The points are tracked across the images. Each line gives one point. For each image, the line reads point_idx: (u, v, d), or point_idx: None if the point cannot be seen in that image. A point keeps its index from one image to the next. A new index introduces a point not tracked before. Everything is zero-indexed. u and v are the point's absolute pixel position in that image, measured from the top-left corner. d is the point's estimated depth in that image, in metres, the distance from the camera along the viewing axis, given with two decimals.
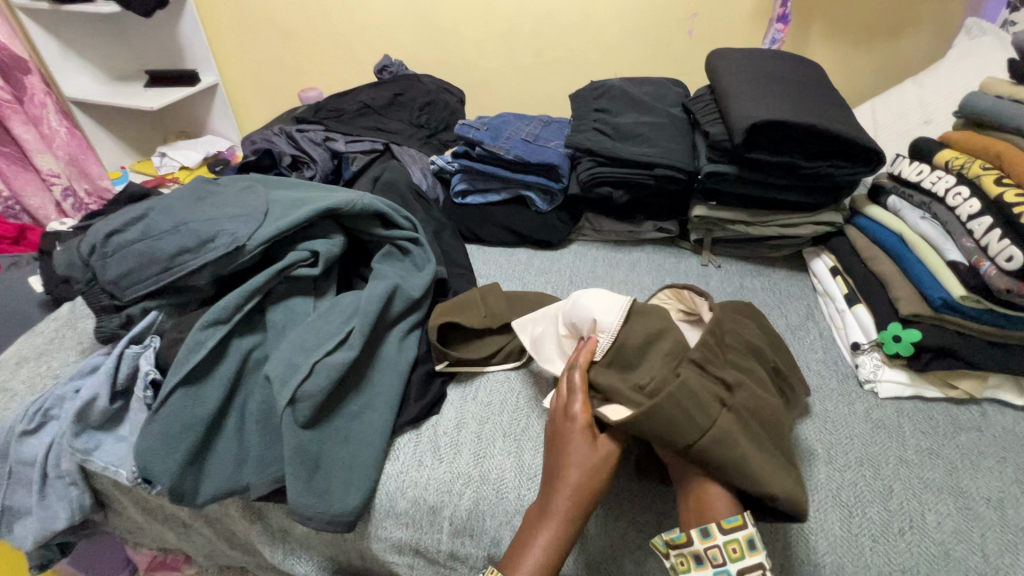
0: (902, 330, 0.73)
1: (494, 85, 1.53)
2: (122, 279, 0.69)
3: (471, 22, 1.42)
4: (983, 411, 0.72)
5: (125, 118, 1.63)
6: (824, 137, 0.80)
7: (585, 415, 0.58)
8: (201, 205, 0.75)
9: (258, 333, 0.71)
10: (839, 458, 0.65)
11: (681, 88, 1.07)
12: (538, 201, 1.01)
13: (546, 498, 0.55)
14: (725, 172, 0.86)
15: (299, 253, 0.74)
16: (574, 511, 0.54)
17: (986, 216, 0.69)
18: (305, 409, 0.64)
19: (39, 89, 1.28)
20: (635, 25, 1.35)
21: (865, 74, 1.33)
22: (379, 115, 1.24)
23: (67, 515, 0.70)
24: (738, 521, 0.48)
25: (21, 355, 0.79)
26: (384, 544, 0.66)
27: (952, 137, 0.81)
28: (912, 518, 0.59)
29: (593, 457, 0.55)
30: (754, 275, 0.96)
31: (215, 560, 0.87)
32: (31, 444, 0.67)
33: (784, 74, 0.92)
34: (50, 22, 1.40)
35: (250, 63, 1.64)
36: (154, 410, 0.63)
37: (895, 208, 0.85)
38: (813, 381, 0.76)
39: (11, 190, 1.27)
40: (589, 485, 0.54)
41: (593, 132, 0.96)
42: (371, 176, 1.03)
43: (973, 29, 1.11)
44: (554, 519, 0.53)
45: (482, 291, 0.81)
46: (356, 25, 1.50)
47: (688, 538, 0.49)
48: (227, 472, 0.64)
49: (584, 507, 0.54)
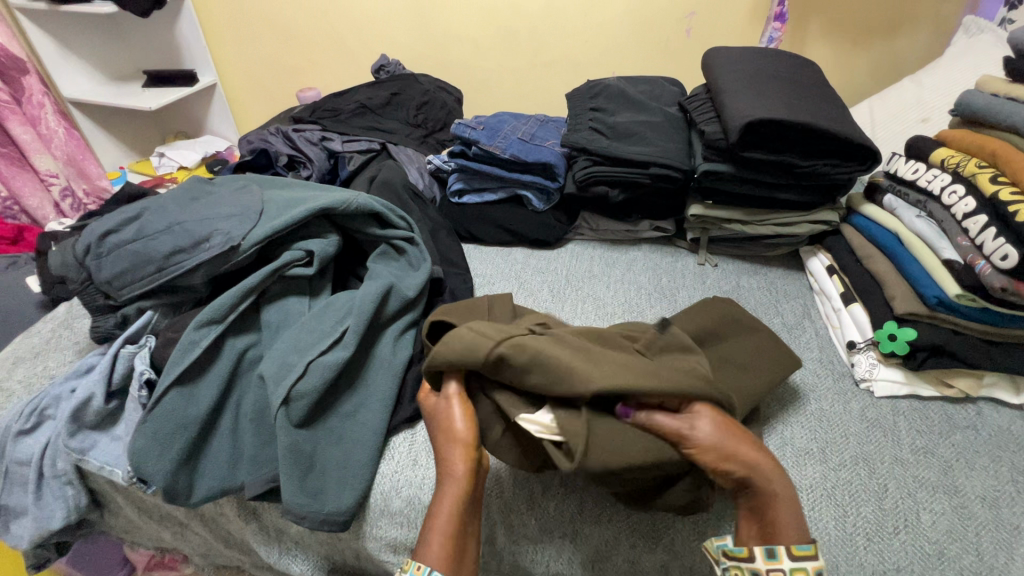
0: (897, 329, 0.74)
1: (491, 85, 1.53)
2: (116, 279, 0.69)
3: (468, 22, 1.42)
4: (979, 410, 0.72)
5: (123, 118, 1.63)
6: (819, 136, 0.80)
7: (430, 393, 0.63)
8: (195, 205, 0.75)
9: (253, 333, 0.71)
10: (833, 457, 0.65)
11: (678, 87, 1.07)
12: (534, 200, 1.01)
13: (439, 467, 0.57)
14: (721, 171, 0.86)
15: (293, 253, 0.74)
16: (448, 468, 0.56)
17: (981, 214, 0.69)
18: (299, 409, 0.64)
19: (38, 90, 1.28)
20: (632, 24, 1.35)
21: (862, 73, 1.33)
22: (375, 115, 1.24)
23: (63, 514, 0.70)
24: (811, 551, 0.48)
25: (18, 355, 0.79)
26: (379, 544, 0.66)
27: (949, 136, 0.81)
28: (907, 518, 0.59)
29: (441, 417, 0.59)
30: (750, 274, 0.96)
31: (211, 560, 0.87)
32: (27, 444, 0.68)
33: (780, 73, 0.92)
34: (49, 23, 1.39)
35: (247, 63, 1.64)
36: (148, 409, 0.63)
37: (892, 207, 0.85)
38: (809, 380, 0.76)
39: (9, 191, 1.28)
40: (447, 441, 0.57)
41: (589, 132, 0.95)
42: (368, 176, 1.03)
43: (971, 27, 1.11)
44: (454, 480, 0.55)
45: (491, 299, 0.77)
46: (354, 25, 1.50)
47: (749, 554, 0.49)
48: (222, 472, 0.64)
49: (452, 460, 0.56)
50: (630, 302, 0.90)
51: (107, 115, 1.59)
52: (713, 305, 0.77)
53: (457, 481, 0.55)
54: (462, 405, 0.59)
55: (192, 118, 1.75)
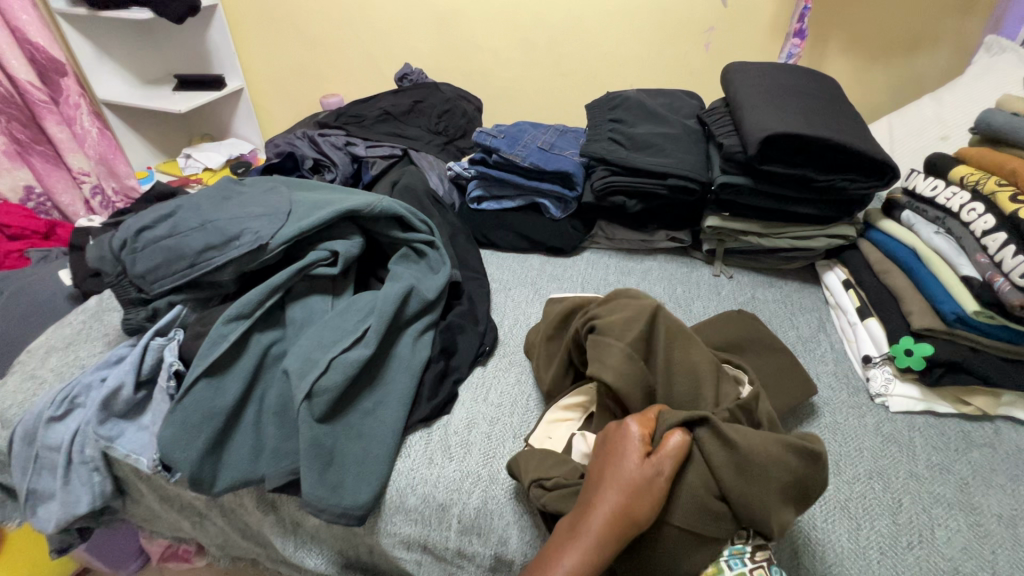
0: (914, 344, 0.73)
1: (511, 95, 1.56)
2: (149, 273, 0.72)
3: (491, 32, 1.45)
4: (997, 428, 0.71)
5: (152, 120, 1.68)
6: (837, 151, 0.81)
7: (639, 430, 0.54)
8: (227, 205, 0.77)
9: (278, 328, 0.73)
10: (847, 470, 0.66)
11: (697, 100, 1.09)
12: (552, 208, 1.02)
13: (580, 511, 0.52)
14: (739, 184, 0.87)
15: (319, 253, 0.76)
16: (606, 537, 0.50)
17: (1001, 232, 0.70)
18: (321, 404, 0.66)
19: (75, 91, 1.32)
20: (653, 37, 1.37)
21: (882, 90, 1.33)
22: (398, 122, 1.27)
23: (88, 500, 0.72)
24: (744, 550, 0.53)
25: (51, 344, 0.82)
26: (393, 540, 0.67)
27: (968, 154, 0.82)
28: (921, 533, 0.59)
29: (634, 475, 0.51)
30: (766, 286, 0.96)
31: (227, 551, 0.89)
32: (58, 430, 0.70)
33: (799, 89, 0.93)
34: (87, 27, 1.45)
35: (275, 69, 1.69)
36: (177, 399, 0.66)
37: (909, 222, 0.86)
38: (823, 394, 0.76)
39: (43, 187, 1.32)
40: (627, 506, 0.50)
41: (608, 142, 0.97)
42: (391, 180, 1.06)
43: (993, 46, 1.11)
44: (585, 536, 0.50)
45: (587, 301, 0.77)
46: (379, 33, 1.54)
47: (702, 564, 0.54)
48: (244, 462, 0.66)
49: (617, 534, 0.50)
50: None
51: (137, 116, 1.64)
52: (727, 319, 0.78)
53: (591, 545, 0.50)
54: (640, 474, 0.51)
55: (219, 122, 1.80)
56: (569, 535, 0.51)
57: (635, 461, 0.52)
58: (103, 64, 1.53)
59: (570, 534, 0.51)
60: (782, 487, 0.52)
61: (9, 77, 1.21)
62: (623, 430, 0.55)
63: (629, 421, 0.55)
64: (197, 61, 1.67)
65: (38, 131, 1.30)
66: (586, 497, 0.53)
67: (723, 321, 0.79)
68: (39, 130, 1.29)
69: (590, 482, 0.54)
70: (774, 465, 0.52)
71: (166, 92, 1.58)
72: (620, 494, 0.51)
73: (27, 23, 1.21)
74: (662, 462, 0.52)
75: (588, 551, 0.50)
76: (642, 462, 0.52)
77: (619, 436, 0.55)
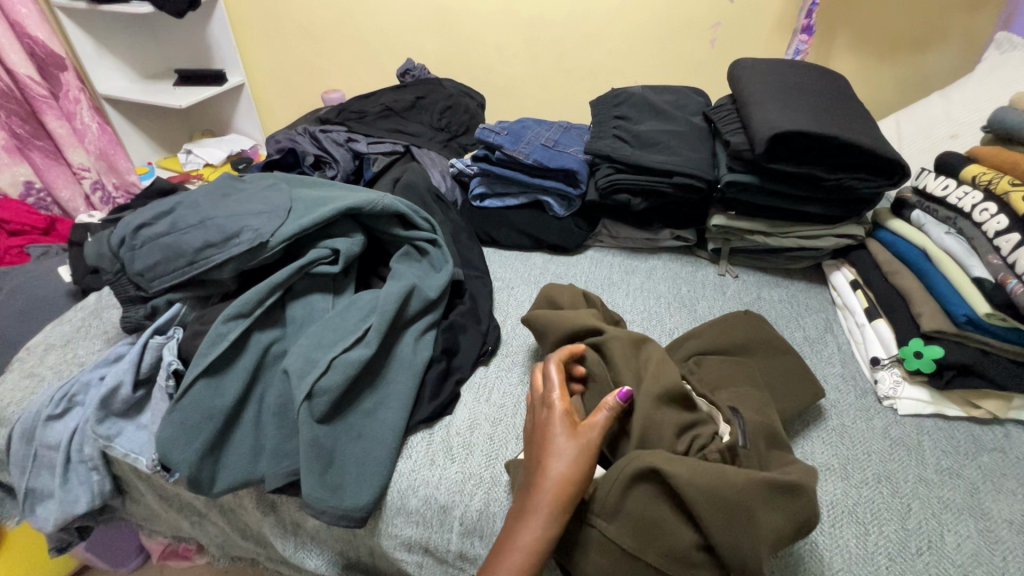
0: (924, 347, 0.72)
1: (514, 91, 1.54)
2: (148, 271, 0.71)
3: (494, 27, 1.44)
4: (1007, 432, 0.70)
5: (153, 115, 1.67)
6: (846, 150, 0.79)
7: (562, 403, 0.60)
8: (226, 202, 0.76)
9: (279, 327, 0.73)
10: (855, 474, 0.65)
11: (703, 97, 1.07)
12: (556, 206, 1.01)
13: (526, 488, 0.55)
14: (746, 182, 0.85)
15: (320, 251, 0.75)
16: (556, 508, 0.52)
17: (1014, 233, 0.69)
18: (322, 404, 0.65)
19: (75, 86, 1.31)
20: (658, 34, 1.35)
21: (889, 88, 1.32)
22: (400, 118, 1.26)
23: (87, 499, 0.71)
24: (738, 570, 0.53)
25: (49, 341, 0.81)
26: (394, 542, 0.66)
27: (980, 153, 0.81)
28: (930, 539, 0.58)
29: (569, 445, 0.56)
30: (773, 286, 0.95)
31: (227, 551, 0.88)
32: (56, 429, 0.69)
33: (807, 85, 0.91)
34: (87, 21, 1.43)
35: (276, 64, 1.67)
36: (176, 399, 0.65)
37: (919, 222, 0.84)
38: (831, 396, 0.75)
39: (43, 183, 1.31)
40: (571, 474, 0.54)
41: (613, 140, 0.96)
42: (393, 177, 1.05)
43: (1004, 43, 1.09)
44: (536, 509, 0.53)
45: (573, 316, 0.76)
46: (382, 27, 1.52)
47: None
48: (244, 463, 0.65)
49: (565, 502, 0.53)
50: (650, 310, 0.90)
51: (137, 111, 1.63)
52: (733, 319, 0.77)
53: (542, 519, 0.52)
54: (573, 442, 0.56)
55: (220, 117, 1.79)
56: (519, 514, 0.53)
57: (563, 432, 0.57)
58: (102, 58, 1.52)
59: (520, 513, 0.54)
60: (774, 537, 0.49)
61: (7, 71, 1.20)
62: (551, 408, 0.60)
63: (551, 396, 0.61)
64: (197, 56, 1.66)
65: (37, 126, 1.29)
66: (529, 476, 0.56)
67: (730, 321, 0.77)
68: (39, 124, 1.28)
69: (530, 459, 0.57)
70: (763, 516, 0.50)
71: (166, 88, 1.57)
72: (561, 463, 0.54)
73: (26, 17, 1.20)
74: (589, 429, 0.57)
75: (540, 526, 0.52)
76: (569, 432, 0.57)
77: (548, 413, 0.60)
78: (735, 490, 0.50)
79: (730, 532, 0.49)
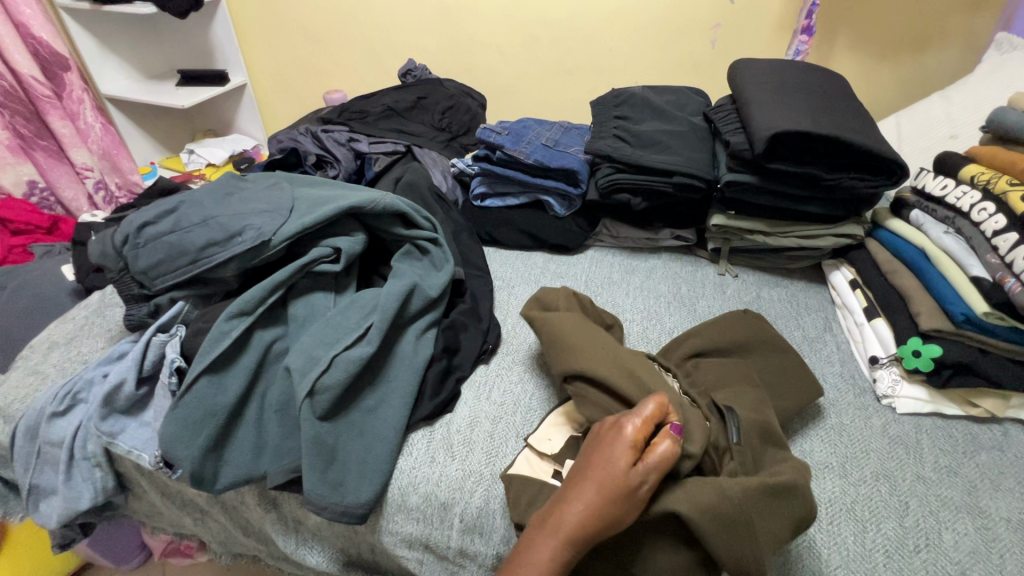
0: (922, 345, 0.72)
1: (515, 91, 1.55)
2: (152, 269, 0.71)
3: (495, 27, 1.44)
4: (1005, 431, 0.70)
5: (155, 115, 1.68)
6: (846, 149, 0.80)
7: (636, 434, 0.53)
8: (229, 200, 0.77)
9: (281, 325, 0.73)
10: (854, 472, 0.65)
11: (703, 97, 1.07)
12: (556, 205, 1.02)
13: (562, 510, 0.51)
14: (746, 181, 0.86)
15: (322, 249, 0.76)
16: (584, 538, 0.50)
17: (1012, 232, 0.69)
18: (323, 401, 0.66)
19: (78, 86, 1.32)
20: (658, 35, 1.36)
21: (890, 87, 1.32)
22: (401, 118, 1.26)
23: (90, 496, 0.72)
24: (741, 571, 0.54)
25: (53, 339, 0.82)
26: (395, 538, 0.67)
27: (979, 153, 0.81)
28: (928, 537, 0.58)
29: (623, 484, 0.51)
30: (772, 285, 0.96)
31: (229, 547, 0.89)
32: (60, 426, 0.70)
33: (807, 85, 0.92)
34: (90, 21, 1.44)
35: (278, 64, 1.68)
36: (179, 396, 0.65)
37: (918, 221, 0.85)
38: (830, 395, 0.75)
39: (46, 182, 1.32)
40: (612, 513, 0.50)
41: (613, 139, 0.96)
42: (394, 176, 1.05)
43: (1004, 44, 1.10)
44: (560, 533, 0.50)
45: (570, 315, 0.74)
46: (384, 28, 1.53)
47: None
48: (246, 460, 0.66)
49: (595, 537, 0.50)
50: (650, 310, 0.90)
51: (139, 110, 1.63)
52: (733, 319, 0.77)
53: (565, 542, 0.50)
54: (626, 480, 0.51)
55: (222, 117, 1.80)
56: (543, 531, 0.51)
57: (624, 467, 0.51)
58: (105, 58, 1.53)
59: (545, 529, 0.51)
60: (775, 537, 0.51)
61: (11, 70, 1.21)
62: (621, 432, 0.53)
63: (628, 423, 0.54)
64: (200, 56, 1.67)
65: (41, 125, 1.30)
66: (567, 496, 0.52)
67: (731, 321, 0.78)
68: (43, 124, 1.29)
69: (576, 479, 0.53)
70: (762, 518, 0.51)
71: (169, 88, 1.58)
72: (605, 499, 0.50)
73: (30, 17, 1.21)
74: (652, 470, 0.51)
75: (563, 548, 0.50)
76: (629, 467, 0.51)
77: (613, 435, 0.54)
78: (731, 499, 0.51)
79: (732, 541, 0.50)
